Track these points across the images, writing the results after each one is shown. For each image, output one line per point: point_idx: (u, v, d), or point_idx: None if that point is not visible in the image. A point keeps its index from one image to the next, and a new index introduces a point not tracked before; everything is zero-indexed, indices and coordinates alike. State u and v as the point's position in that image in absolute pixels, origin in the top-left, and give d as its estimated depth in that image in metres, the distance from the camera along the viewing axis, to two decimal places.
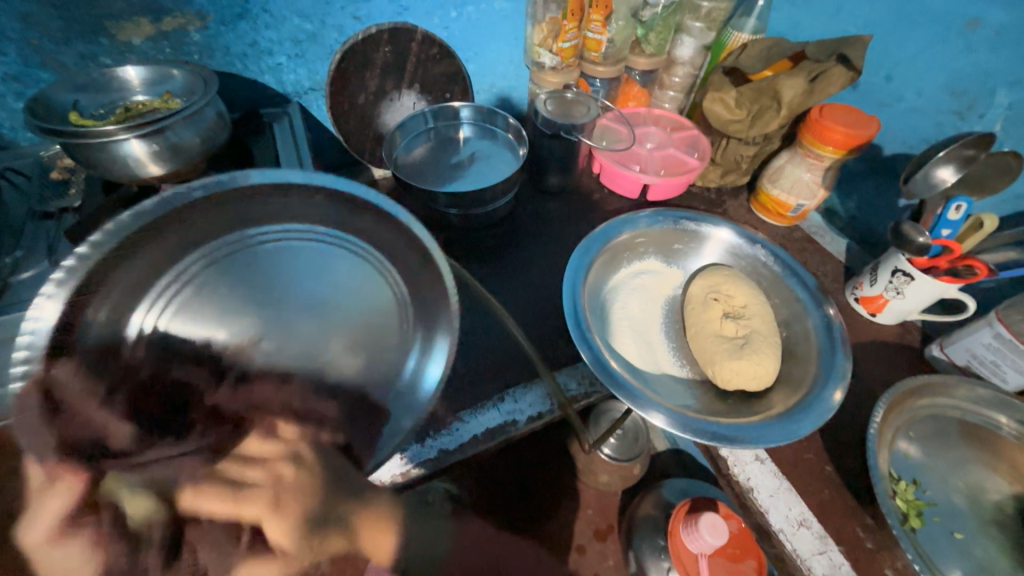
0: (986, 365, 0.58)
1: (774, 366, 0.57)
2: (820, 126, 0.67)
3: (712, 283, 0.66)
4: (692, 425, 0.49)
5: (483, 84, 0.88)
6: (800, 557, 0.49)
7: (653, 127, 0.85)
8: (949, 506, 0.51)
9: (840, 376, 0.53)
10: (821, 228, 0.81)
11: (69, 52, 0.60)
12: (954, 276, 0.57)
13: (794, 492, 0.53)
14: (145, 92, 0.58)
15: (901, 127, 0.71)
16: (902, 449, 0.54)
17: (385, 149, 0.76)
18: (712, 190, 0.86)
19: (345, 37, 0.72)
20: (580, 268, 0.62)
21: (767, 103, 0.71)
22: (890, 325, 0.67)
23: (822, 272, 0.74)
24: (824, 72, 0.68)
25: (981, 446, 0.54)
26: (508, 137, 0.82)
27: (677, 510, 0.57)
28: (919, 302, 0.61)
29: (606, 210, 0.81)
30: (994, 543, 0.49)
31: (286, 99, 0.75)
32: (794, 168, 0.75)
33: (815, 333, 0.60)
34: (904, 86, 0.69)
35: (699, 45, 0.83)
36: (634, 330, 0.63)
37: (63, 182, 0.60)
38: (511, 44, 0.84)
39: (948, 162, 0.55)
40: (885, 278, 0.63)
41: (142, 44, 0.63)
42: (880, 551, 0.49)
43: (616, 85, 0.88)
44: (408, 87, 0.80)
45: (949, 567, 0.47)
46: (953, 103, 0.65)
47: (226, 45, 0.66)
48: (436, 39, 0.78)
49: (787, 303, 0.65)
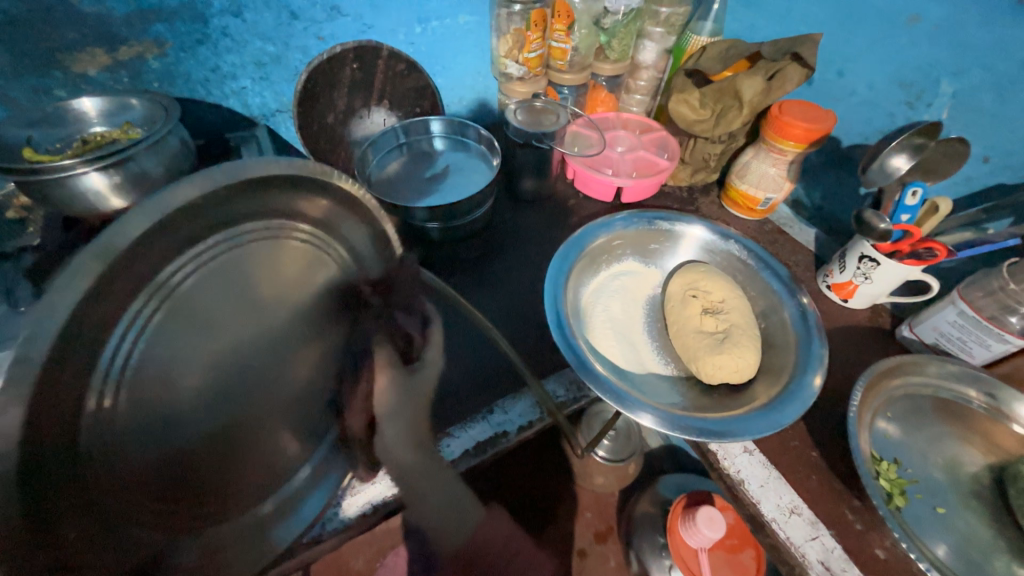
0: (954, 342, 0.60)
1: (755, 358, 0.59)
2: (780, 122, 0.69)
3: (690, 281, 0.67)
4: (680, 422, 0.49)
5: (453, 97, 0.89)
6: (793, 544, 0.50)
7: (623, 130, 0.86)
8: (930, 481, 0.53)
9: (818, 363, 0.55)
10: (790, 219, 0.83)
11: (21, 86, 0.58)
12: (917, 260, 0.59)
13: (783, 481, 0.54)
14: (103, 123, 0.57)
15: (856, 119, 0.74)
16: (881, 429, 0.55)
17: (358, 167, 0.75)
18: (684, 189, 0.88)
19: (310, 58, 0.72)
20: (560, 273, 0.63)
21: (728, 103, 0.74)
22: (862, 310, 0.69)
23: (794, 262, 0.76)
24: (780, 70, 0.70)
25: (956, 421, 0.56)
26: (480, 148, 0.82)
27: (677, 509, 0.66)
28: (887, 286, 0.63)
29: (582, 215, 0.82)
30: (974, 515, 0.50)
31: (252, 122, 0.74)
32: (759, 163, 0.77)
33: (792, 322, 0.61)
34: (856, 80, 0.72)
35: (661, 48, 0.86)
36: (617, 331, 0.64)
37: (21, 221, 0.58)
38: (477, 56, 0.85)
39: (901, 151, 0.58)
40: (853, 264, 0.65)
41: (98, 75, 0.61)
42: (868, 531, 0.51)
43: (584, 92, 0.90)
44: (377, 104, 0.80)
45: (935, 542, 0.49)
46: (903, 94, 0.68)
47: (186, 71, 0.65)
48: (402, 55, 0.78)
49: (763, 295, 0.67)
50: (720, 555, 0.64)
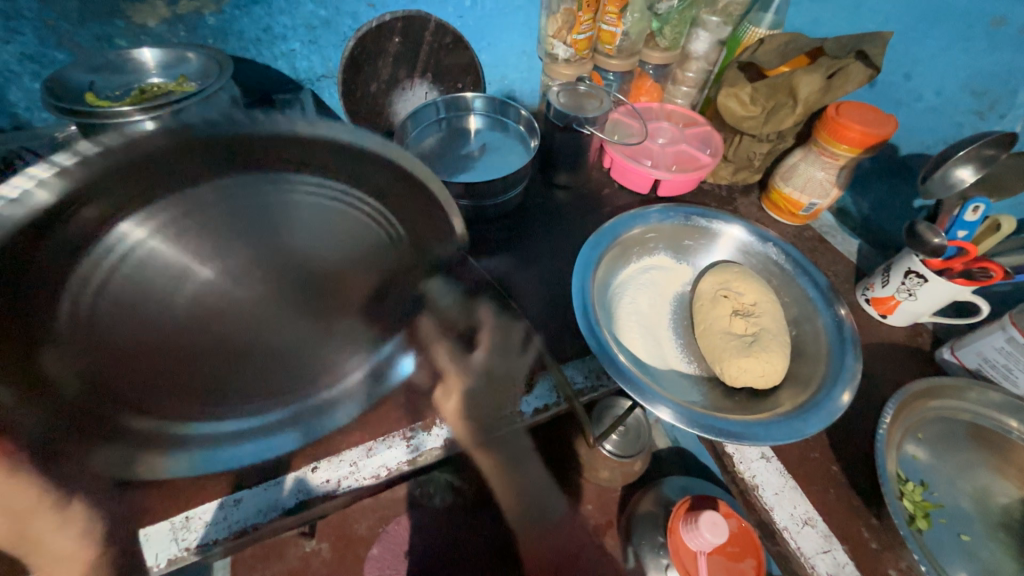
0: (998, 369, 0.57)
1: (783, 365, 0.57)
2: (835, 124, 0.66)
3: (722, 280, 0.65)
4: (701, 421, 0.49)
5: (496, 75, 0.88)
6: (804, 555, 0.49)
7: (666, 122, 0.84)
8: (956, 508, 0.51)
9: (851, 378, 0.53)
10: (832, 227, 0.80)
11: (85, 33, 0.60)
12: (969, 280, 0.56)
13: (799, 491, 0.53)
14: (159, 74, 0.59)
15: (918, 126, 0.70)
16: (909, 451, 0.53)
17: (396, 138, 0.75)
18: (724, 187, 0.85)
19: (359, 25, 0.72)
20: (590, 260, 0.62)
21: (782, 101, 0.70)
22: (901, 327, 0.66)
23: (832, 272, 0.73)
24: (843, 68, 0.66)
25: (990, 450, 0.54)
26: (519, 129, 0.81)
27: (679, 513, 0.66)
28: (931, 305, 0.60)
29: (616, 205, 0.81)
30: (1000, 547, 0.49)
31: (298, 86, 0.75)
32: (808, 166, 0.74)
33: (826, 332, 0.59)
34: (923, 84, 0.68)
35: (715, 39, 0.83)
36: (642, 324, 0.63)
37: None
38: (524, 35, 0.84)
39: (967, 162, 0.54)
40: (897, 279, 0.62)
41: (157, 27, 0.63)
42: (885, 551, 0.49)
43: (629, 79, 0.87)
44: (420, 76, 0.80)
45: (955, 569, 0.47)
46: (973, 103, 0.64)
47: (239, 30, 0.66)
48: (450, 28, 0.77)
49: (797, 301, 0.65)
50: (719, 561, 0.63)
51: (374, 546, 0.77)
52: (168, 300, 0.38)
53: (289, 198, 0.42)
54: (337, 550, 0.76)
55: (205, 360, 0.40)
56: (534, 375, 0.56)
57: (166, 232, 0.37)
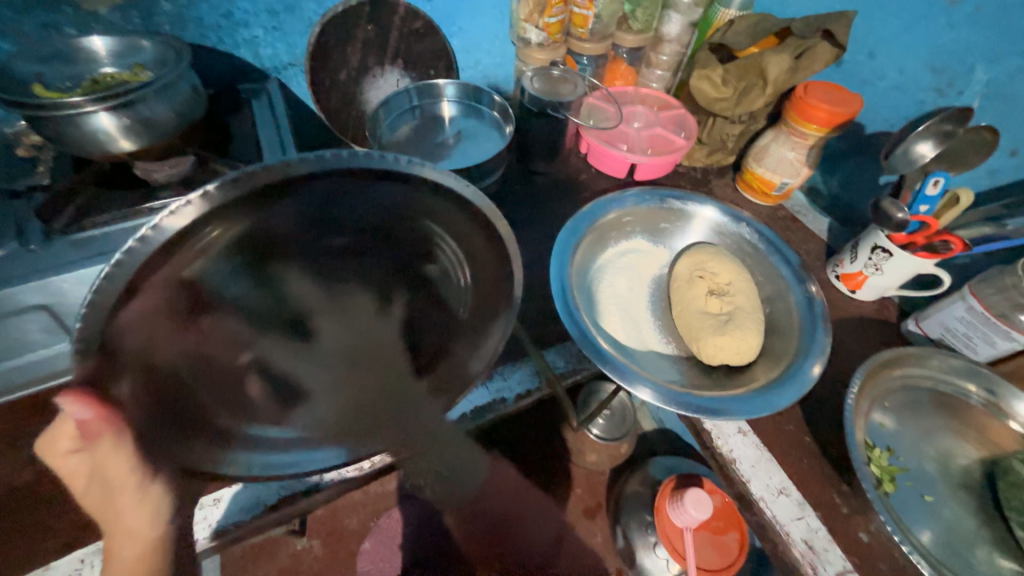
0: (959, 338, 0.60)
1: (757, 342, 0.59)
2: (803, 103, 0.67)
3: (698, 261, 0.66)
4: (678, 398, 0.50)
5: (469, 61, 0.87)
6: (779, 523, 0.51)
7: (641, 105, 0.84)
8: (921, 471, 0.53)
9: (821, 351, 0.54)
10: (804, 206, 0.82)
11: (30, 21, 0.57)
12: (932, 252, 0.58)
13: (774, 462, 0.55)
14: (113, 64, 0.57)
15: (883, 105, 0.72)
16: (876, 420, 0.56)
17: (368, 126, 0.73)
18: (699, 169, 0.86)
19: (324, 9, 0.70)
20: (567, 245, 0.62)
21: (752, 81, 0.71)
22: (869, 302, 0.68)
23: (804, 250, 0.75)
24: (809, 49, 0.68)
25: (952, 415, 0.56)
26: (493, 115, 0.80)
27: (665, 491, 0.67)
28: (896, 279, 0.62)
29: (593, 190, 0.81)
30: (961, 505, 0.51)
31: (264, 75, 0.73)
32: (778, 147, 0.75)
33: (797, 308, 0.61)
34: (887, 63, 0.69)
35: (688, 21, 0.82)
36: (621, 307, 0.64)
37: (31, 160, 0.59)
38: (496, 19, 0.83)
39: (926, 137, 0.56)
40: (865, 255, 0.64)
41: (108, 14, 0.60)
42: (854, 516, 0.52)
43: (603, 63, 0.87)
44: (391, 63, 0.79)
45: (920, 528, 0.50)
46: (933, 81, 0.66)
47: (198, 16, 0.64)
48: (419, 12, 0.75)
49: (771, 280, 0.66)
50: (705, 535, 0.65)
51: (365, 540, 0.77)
52: (251, 304, 0.38)
53: (370, 202, 0.43)
54: (329, 547, 0.75)
55: (274, 375, 0.40)
56: (511, 360, 0.61)
57: (284, 253, 0.40)
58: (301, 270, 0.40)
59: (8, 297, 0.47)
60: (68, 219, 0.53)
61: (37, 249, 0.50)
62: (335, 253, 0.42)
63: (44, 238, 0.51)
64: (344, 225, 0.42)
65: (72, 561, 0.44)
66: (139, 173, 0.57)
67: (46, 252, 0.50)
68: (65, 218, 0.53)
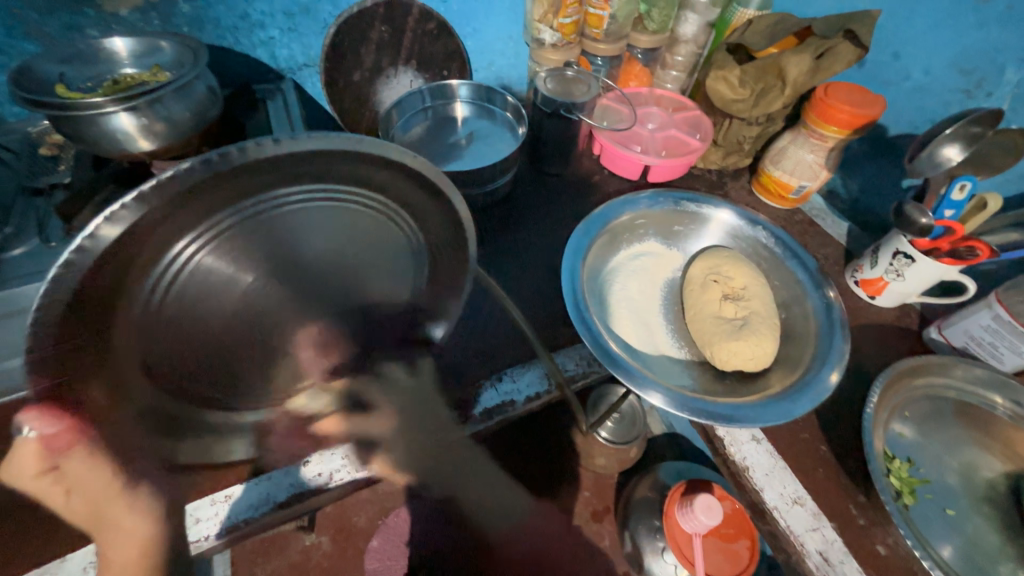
0: (984, 347, 0.58)
1: (773, 348, 0.57)
2: (824, 105, 0.66)
3: (712, 265, 0.65)
4: (692, 405, 0.49)
5: (482, 62, 0.87)
6: (793, 534, 0.50)
7: (655, 106, 0.83)
8: (942, 484, 0.52)
9: (840, 358, 0.53)
10: (822, 210, 0.80)
11: (53, 22, 0.58)
12: (955, 259, 0.56)
13: (789, 472, 0.53)
14: (133, 65, 0.58)
15: (906, 107, 0.70)
16: (896, 430, 0.54)
17: (381, 127, 0.73)
18: (714, 172, 0.85)
19: (339, 10, 0.70)
20: (579, 248, 0.62)
21: (771, 82, 0.70)
22: (889, 309, 0.66)
23: (822, 255, 0.74)
24: (830, 49, 0.67)
25: (976, 427, 0.54)
26: (506, 116, 0.80)
27: (675, 496, 0.66)
28: (918, 285, 0.61)
29: (606, 192, 0.80)
30: (985, 521, 0.49)
31: (279, 75, 0.73)
32: (796, 149, 0.74)
33: (814, 314, 0.60)
34: (911, 64, 0.68)
35: (704, 22, 0.81)
36: (633, 311, 0.63)
37: (53, 158, 0.60)
38: (510, 20, 0.82)
39: (953, 141, 0.55)
40: (886, 260, 0.62)
41: (129, 15, 0.61)
42: (871, 528, 0.50)
43: (617, 64, 0.86)
44: (405, 64, 0.79)
45: (940, 543, 0.48)
46: (961, 81, 0.65)
47: (216, 17, 0.64)
48: (434, 13, 0.75)
49: (787, 285, 0.65)
50: (714, 542, 0.64)
51: (373, 538, 0.77)
52: (198, 311, 0.35)
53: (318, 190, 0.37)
54: (338, 543, 0.77)
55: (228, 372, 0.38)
56: (521, 362, 0.60)
57: (217, 248, 0.34)
58: (238, 263, 0.35)
59: (27, 293, 0.48)
60: (87, 217, 0.54)
61: (57, 246, 0.51)
62: (280, 251, 0.36)
63: (64, 235, 0.52)
64: (286, 212, 0.36)
65: (84, 556, 0.44)
66: (156, 171, 0.58)
67: (66, 249, 0.51)
68: (85, 216, 0.54)
